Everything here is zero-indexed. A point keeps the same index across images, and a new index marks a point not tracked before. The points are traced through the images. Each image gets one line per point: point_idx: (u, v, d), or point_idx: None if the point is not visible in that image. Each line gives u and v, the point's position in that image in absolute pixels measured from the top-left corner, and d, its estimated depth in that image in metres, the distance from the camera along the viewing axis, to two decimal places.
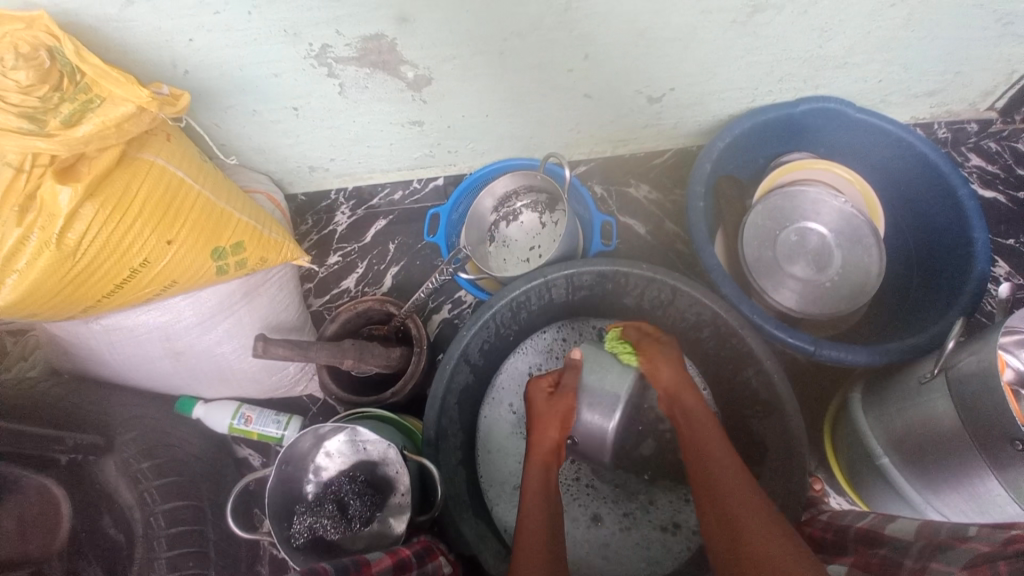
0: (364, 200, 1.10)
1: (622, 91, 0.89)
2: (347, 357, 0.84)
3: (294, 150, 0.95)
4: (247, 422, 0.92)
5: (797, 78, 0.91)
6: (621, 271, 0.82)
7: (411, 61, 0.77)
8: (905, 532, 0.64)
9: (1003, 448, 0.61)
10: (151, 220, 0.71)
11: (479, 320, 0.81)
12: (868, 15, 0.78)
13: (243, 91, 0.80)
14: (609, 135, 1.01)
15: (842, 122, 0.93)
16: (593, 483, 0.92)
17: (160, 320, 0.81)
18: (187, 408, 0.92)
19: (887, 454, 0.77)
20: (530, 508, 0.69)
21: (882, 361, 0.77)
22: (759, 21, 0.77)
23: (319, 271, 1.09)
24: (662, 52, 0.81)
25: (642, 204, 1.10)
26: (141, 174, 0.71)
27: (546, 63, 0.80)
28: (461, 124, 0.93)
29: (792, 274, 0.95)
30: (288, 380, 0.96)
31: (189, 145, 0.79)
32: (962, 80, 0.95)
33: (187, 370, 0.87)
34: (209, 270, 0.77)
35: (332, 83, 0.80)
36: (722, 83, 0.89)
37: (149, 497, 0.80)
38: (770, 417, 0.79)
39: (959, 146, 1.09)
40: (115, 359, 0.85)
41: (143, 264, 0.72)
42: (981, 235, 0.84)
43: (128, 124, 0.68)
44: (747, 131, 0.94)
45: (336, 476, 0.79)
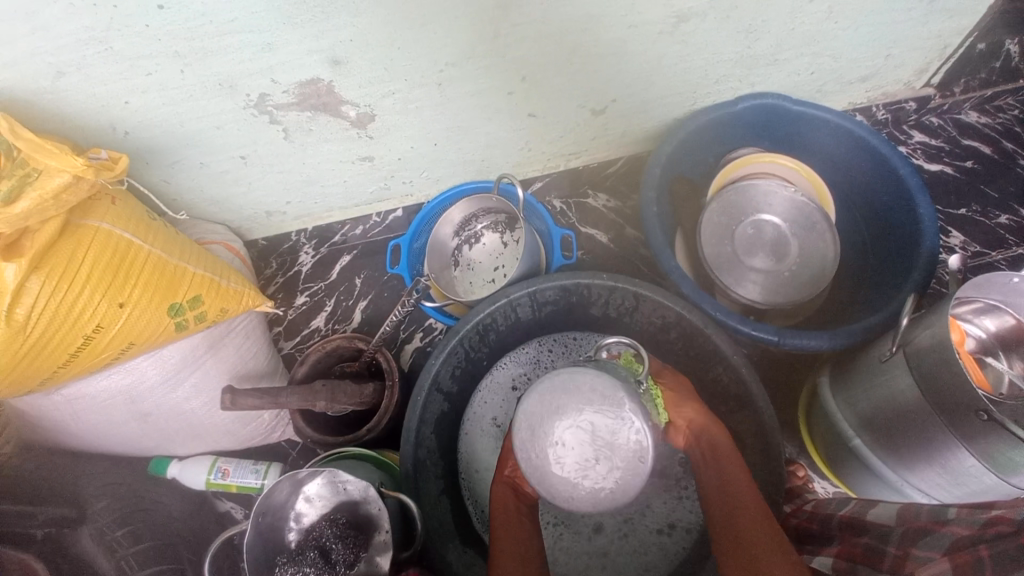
0: (326, 238, 1.10)
1: (566, 107, 0.91)
2: (318, 400, 0.84)
3: (248, 197, 0.95)
4: (224, 475, 0.91)
5: (733, 78, 0.93)
6: (583, 283, 0.83)
7: (352, 101, 0.78)
8: (885, 516, 0.65)
9: (970, 420, 0.62)
10: (101, 285, 0.70)
11: (446, 346, 0.81)
12: (790, 13, 0.81)
13: (188, 146, 0.80)
14: (560, 151, 1.02)
15: (782, 116, 0.96)
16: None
17: (123, 383, 0.80)
18: (162, 468, 0.93)
19: (859, 436, 0.78)
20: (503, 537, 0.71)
21: (843, 343, 0.78)
22: (686, 29, 0.79)
23: (287, 314, 1.09)
24: (598, 66, 0.83)
25: (602, 213, 1.11)
26: (86, 240, 0.70)
27: (485, 89, 0.82)
28: (412, 155, 0.93)
29: (753, 267, 0.96)
30: (264, 428, 0.96)
31: (136, 205, 0.79)
32: (893, 62, 0.98)
33: (157, 431, 0.87)
34: (167, 326, 0.76)
35: (275, 129, 0.80)
36: (662, 90, 0.92)
37: (127, 565, 0.76)
38: (743, 412, 0.80)
39: (901, 124, 1.12)
40: (81, 427, 0.84)
41: (96, 329, 0.71)
42: (927, 210, 0.85)
43: (66, 195, 0.67)
44: (693, 133, 0.96)
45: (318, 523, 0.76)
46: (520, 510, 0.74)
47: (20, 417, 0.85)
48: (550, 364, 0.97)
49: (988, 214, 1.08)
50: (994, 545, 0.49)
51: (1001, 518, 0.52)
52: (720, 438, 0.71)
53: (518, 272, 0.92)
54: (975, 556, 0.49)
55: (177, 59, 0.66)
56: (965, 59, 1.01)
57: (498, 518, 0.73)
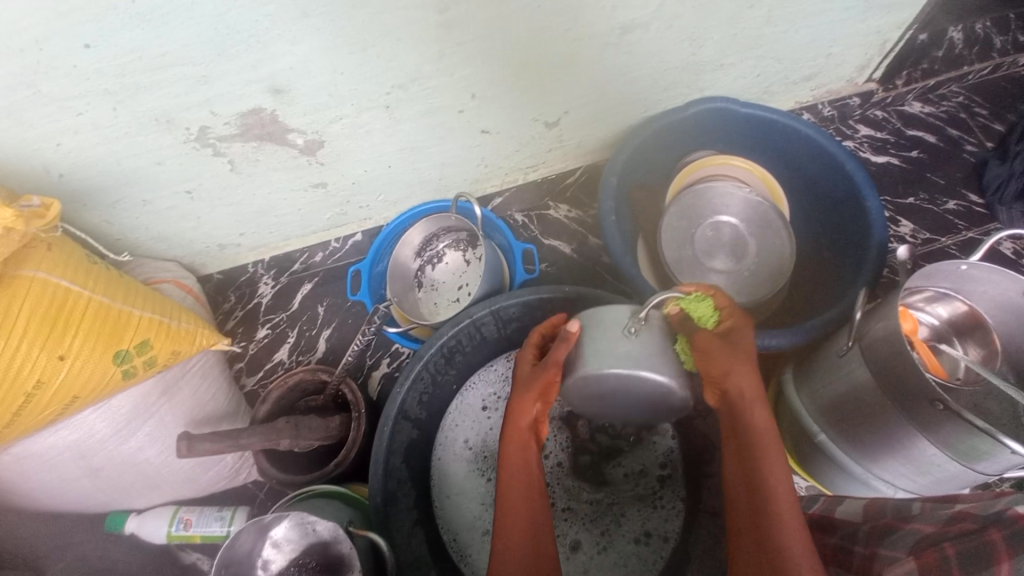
0: (285, 267, 1.07)
1: (519, 122, 0.90)
2: (282, 437, 0.82)
3: (199, 232, 0.91)
4: (186, 527, 0.88)
5: (682, 85, 0.95)
6: (547, 297, 0.84)
7: (298, 128, 0.76)
8: (853, 513, 0.66)
9: (928, 408, 0.63)
10: (38, 338, 0.67)
11: (410, 374, 0.80)
12: (731, 20, 0.83)
13: (130, 185, 0.77)
14: (518, 165, 1.01)
15: (731, 118, 0.98)
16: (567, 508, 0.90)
17: (72, 438, 0.76)
18: (118, 524, 0.88)
19: (824, 431, 0.79)
20: (512, 510, 0.67)
21: (805, 339, 0.79)
22: (630, 40, 0.80)
23: (248, 348, 1.05)
24: (548, 80, 0.83)
25: (563, 224, 1.11)
26: (20, 293, 0.66)
27: (436, 108, 0.81)
28: (366, 179, 0.91)
29: (713, 269, 0.97)
30: (227, 470, 0.92)
31: (75, 250, 0.75)
32: (834, 60, 1.01)
33: (112, 484, 0.83)
34: (114, 375, 0.73)
35: (221, 162, 0.78)
36: (613, 100, 0.92)
37: None
38: (713, 415, 0.80)
39: (846, 120, 1.16)
40: (29, 487, 0.79)
41: (37, 385, 0.67)
42: (874, 204, 0.88)
43: None
44: (646, 140, 0.97)
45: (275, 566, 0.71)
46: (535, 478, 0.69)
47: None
48: None
49: (934, 202, 1.12)
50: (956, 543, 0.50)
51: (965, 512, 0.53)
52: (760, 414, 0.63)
53: (480, 291, 0.91)
54: (941, 555, 0.51)
55: (108, 96, 0.63)
56: (901, 55, 1.05)
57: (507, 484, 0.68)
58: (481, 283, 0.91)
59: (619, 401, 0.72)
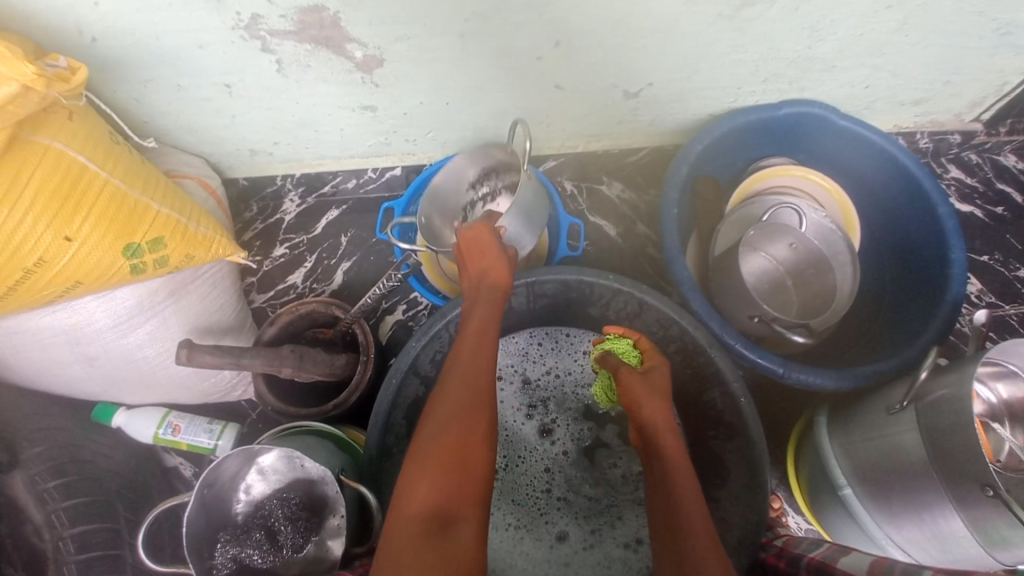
0: (314, 188, 1.00)
1: (596, 85, 0.81)
2: (284, 366, 0.77)
3: (231, 131, 0.84)
4: (174, 431, 0.83)
5: (783, 79, 0.85)
6: (586, 281, 0.76)
7: (359, 39, 0.68)
8: (856, 566, 0.60)
9: (973, 491, 0.61)
10: (46, 213, 0.60)
11: (428, 330, 0.74)
12: (861, 16, 0.73)
13: (165, 63, 0.69)
14: (582, 131, 0.93)
15: (826, 129, 0.89)
16: (565, 496, 0.87)
17: (68, 322, 0.71)
18: (105, 416, 0.82)
19: (850, 485, 0.76)
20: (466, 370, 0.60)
21: (850, 386, 0.76)
22: (746, 15, 0.70)
23: (262, 265, 1.00)
24: (641, 44, 0.73)
25: (614, 204, 1.04)
26: (33, 160, 0.60)
27: (513, 48, 0.72)
28: (419, 112, 0.84)
29: (775, 277, 0.90)
30: (223, 385, 0.87)
31: (98, 126, 0.68)
32: (950, 89, 0.91)
33: (102, 375, 0.77)
34: (122, 269, 0.67)
35: (268, 59, 0.70)
36: (703, 81, 0.82)
37: (56, 520, 0.73)
38: (734, 440, 0.76)
39: (939, 157, 1.06)
40: (15, 364, 0.74)
41: (38, 264, 0.61)
42: (959, 256, 0.81)
43: (12, 106, 0.55)
44: (730, 131, 0.88)
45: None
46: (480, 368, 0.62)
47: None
48: (541, 358, 0.92)
49: (1008, 266, 1.04)
50: None
51: None
52: (671, 443, 0.64)
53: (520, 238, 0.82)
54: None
55: None
56: (1021, 99, 0.94)
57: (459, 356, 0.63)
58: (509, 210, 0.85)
59: (768, 267, 0.90)
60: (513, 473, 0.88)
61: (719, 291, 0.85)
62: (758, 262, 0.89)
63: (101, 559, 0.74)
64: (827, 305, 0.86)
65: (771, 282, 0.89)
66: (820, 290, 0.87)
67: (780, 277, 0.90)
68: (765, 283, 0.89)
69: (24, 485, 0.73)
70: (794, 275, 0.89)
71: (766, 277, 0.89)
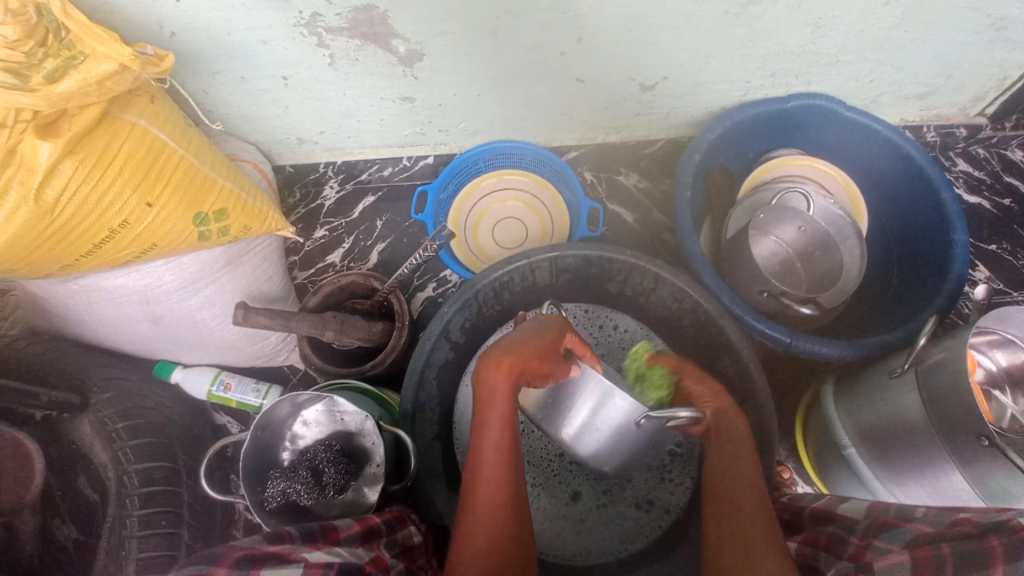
0: (352, 175, 1.09)
1: (614, 78, 0.89)
2: (328, 329, 0.85)
3: (283, 121, 0.94)
4: (226, 388, 0.91)
5: (790, 73, 0.91)
6: (608, 257, 0.83)
7: (402, 35, 0.76)
8: (855, 511, 0.64)
9: (968, 443, 0.65)
10: (132, 181, 0.69)
11: (461, 297, 0.81)
12: (860, 14, 0.79)
13: (232, 57, 0.78)
14: (601, 122, 1.00)
15: (832, 121, 0.95)
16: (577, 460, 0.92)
17: (140, 283, 0.79)
18: (165, 372, 0.91)
19: (854, 443, 0.80)
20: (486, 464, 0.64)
21: (855, 355, 0.80)
22: (753, 12, 0.76)
23: (305, 244, 1.09)
24: (656, 39, 0.80)
25: (631, 192, 1.11)
26: (122, 134, 0.68)
27: (540, 43, 0.80)
28: (452, 103, 0.92)
29: (784, 257, 0.93)
30: (269, 349, 0.96)
31: (173, 108, 0.77)
32: (952, 84, 0.96)
33: (165, 334, 0.86)
34: (191, 234, 0.76)
35: (322, 53, 0.79)
36: (714, 75, 0.89)
37: (122, 457, 0.78)
38: (745, 405, 0.81)
39: (947, 150, 1.10)
40: (94, 321, 0.84)
41: (122, 225, 0.70)
42: (961, 238, 0.85)
43: (110, 82, 0.65)
44: (740, 123, 0.94)
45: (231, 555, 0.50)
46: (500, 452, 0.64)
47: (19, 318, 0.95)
48: None
49: (1015, 254, 1.07)
50: (956, 545, 0.50)
51: (967, 520, 0.52)
52: (740, 432, 0.69)
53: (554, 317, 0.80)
54: (936, 553, 0.50)
55: None
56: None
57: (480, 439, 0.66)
58: (584, 409, 0.71)
59: (778, 248, 0.93)
60: (531, 438, 0.93)
61: (729, 270, 0.91)
62: (769, 244, 0.92)
63: (162, 492, 0.79)
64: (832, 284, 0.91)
65: (781, 261, 0.93)
66: (828, 268, 0.92)
67: (790, 258, 0.94)
68: (776, 262, 0.93)
69: (93, 426, 0.80)
70: (801, 256, 0.94)
71: (776, 257, 0.93)
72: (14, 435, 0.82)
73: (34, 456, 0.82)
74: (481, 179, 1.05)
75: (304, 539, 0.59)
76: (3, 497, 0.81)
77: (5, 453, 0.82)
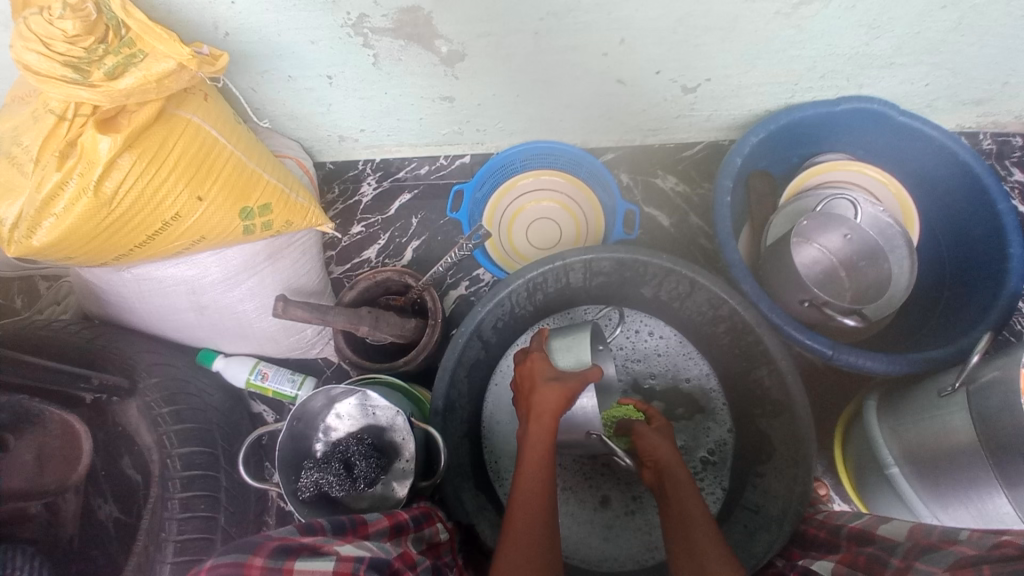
0: (390, 172, 1.11)
1: (655, 80, 0.87)
2: (363, 324, 0.87)
3: (326, 119, 0.96)
4: (263, 377, 0.95)
5: (840, 76, 0.88)
6: (640, 259, 0.82)
7: (445, 36, 0.77)
8: (896, 533, 0.62)
9: (1016, 465, 0.62)
10: (184, 175, 0.71)
11: (495, 297, 0.81)
12: (918, 15, 0.76)
13: (281, 57, 0.80)
14: (639, 124, 0.99)
15: (882, 125, 0.91)
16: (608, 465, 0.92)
17: (188, 273, 0.82)
18: (208, 360, 0.95)
19: (897, 463, 0.77)
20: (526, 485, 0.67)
21: (900, 369, 0.77)
22: (804, 13, 0.74)
23: (342, 240, 1.11)
24: (701, 40, 0.78)
25: (668, 196, 1.09)
26: (177, 131, 0.71)
27: (582, 44, 0.79)
28: (491, 103, 0.92)
29: (829, 265, 0.91)
30: (305, 342, 0.98)
31: (225, 107, 0.80)
32: (1013, 90, 0.92)
33: (209, 323, 0.90)
34: (236, 228, 0.78)
35: (366, 53, 0.80)
36: (761, 77, 0.87)
37: (166, 441, 0.81)
38: (780, 418, 0.79)
39: (1004, 159, 1.05)
40: (144, 308, 0.87)
41: (174, 218, 0.73)
42: (1018, 252, 0.81)
43: (168, 81, 0.67)
44: (784, 127, 0.92)
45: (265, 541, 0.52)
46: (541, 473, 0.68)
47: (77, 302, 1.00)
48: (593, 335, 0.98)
49: None
50: (998, 567, 0.47)
51: (1009, 541, 0.50)
52: (670, 459, 0.72)
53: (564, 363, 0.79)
54: None
55: None
56: None
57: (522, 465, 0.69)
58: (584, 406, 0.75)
59: (820, 256, 0.90)
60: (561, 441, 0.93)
61: (767, 278, 0.89)
62: (813, 253, 0.90)
63: (202, 476, 0.82)
64: (881, 295, 0.88)
65: (823, 270, 0.91)
66: (874, 280, 0.88)
67: (833, 266, 0.91)
68: (818, 271, 0.90)
69: (140, 409, 0.83)
70: (845, 264, 0.90)
71: (816, 264, 0.90)
72: (62, 415, 0.84)
73: (81, 436, 0.84)
74: (517, 179, 1.05)
75: (332, 532, 0.60)
76: (49, 476, 0.83)
77: (52, 432, 0.84)
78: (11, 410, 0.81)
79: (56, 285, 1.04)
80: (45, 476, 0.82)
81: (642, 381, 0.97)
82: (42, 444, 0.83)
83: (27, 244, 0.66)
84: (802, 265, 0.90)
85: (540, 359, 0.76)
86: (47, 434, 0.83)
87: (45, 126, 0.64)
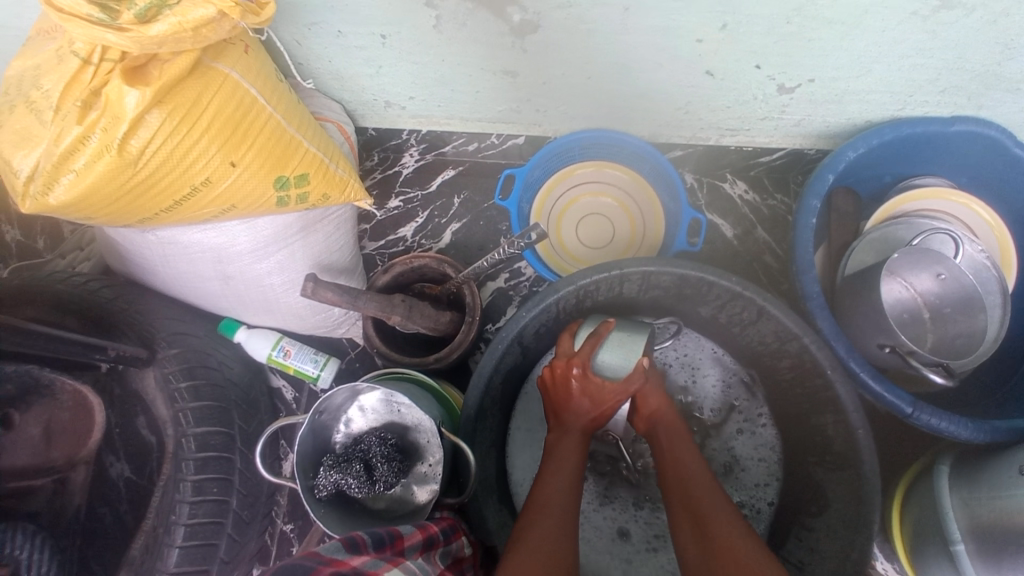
0: (435, 146, 1.03)
1: (749, 76, 0.77)
2: (395, 313, 0.80)
3: (373, 82, 0.87)
4: (285, 355, 0.90)
5: (963, 93, 0.76)
6: (707, 279, 0.72)
7: (521, 3, 0.67)
8: None
9: None
10: (218, 137, 0.64)
11: (541, 303, 0.72)
12: None
13: (331, 8, 0.71)
14: (718, 123, 0.88)
15: (999, 154, 0.80)
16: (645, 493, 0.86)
17: (215, 241, 0.76)
18: (230, 331, 0.89)
19: (963, 540, 0.71)
20: (555, 474, 0.64)
21: (986, 439, 0.70)
22: (945, 18, 0.63)
23: (377, 214, 1.05)
24: (817, 35, 0.68)
25: (735, 203, 1.01)
26: (213, 87, 0.63)
27: (675, 28, 0.69)
28: (559, 83, 0.82)
29: (917, 301, 0.82)
30: (331, 321, 0.93)
31: (267, 62, 0.72)
32: None
33: (234, 295, 0.84)
34: (269, 199, 0.71)
35: (428, 14, 0.70)
36: (872, 84, 0.76)
37: (183, 418, 0.78)
38: (841, 472, 0.72)
39: None
40: (166, 271, 0.82)
41: (204, 183, 0.66)
42: None
43: (206, 31, 0.59)
44: (887, 143, 0.81)
45: (301, 557, 0.49)
46: (575, 469, 0.65)
47: (99, 251, 0.95)
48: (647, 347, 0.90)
49: None
50: None
51: None
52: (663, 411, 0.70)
53: (611, 360, 0.70)
54: None
55: None
56: None
57: (552, 458, 0.66)
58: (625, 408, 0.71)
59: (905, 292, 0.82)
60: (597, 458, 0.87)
61: (842, 313, 0.81)
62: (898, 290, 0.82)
63: (216, 459, 0.78)
64: (971, 350, 0.78)
65: (904, 307, 0.82)
66: (965, 332, 0.79)
67: (917, 303, 0.82)
68: (901, 310, 0.82)
69: (159, 381, 0.79)
70: (931, 306, 0.82)
71: (900, 298, 0.82)
72: (74, 386, 0.83)
73: (96, 410, 0.84)
74: (574, 168, 0.97)
75: (376, 548, 0.56)
76: (57, 451, 0.81)
77: (63, 404, 0.82)
78: (21, 380, 0.80)
79: (80, 230, 0.99)
80: (53, 451, 0.81)
81: (687, 407, 0.90)
82: (51, 416, 0.81)
83: (42, 201, 0.60)
84: (884, 296, 0.82)
85: (587, 358, 0.69)
86: (58, 406, 0.82)
87: (68, 69, 0.58)
